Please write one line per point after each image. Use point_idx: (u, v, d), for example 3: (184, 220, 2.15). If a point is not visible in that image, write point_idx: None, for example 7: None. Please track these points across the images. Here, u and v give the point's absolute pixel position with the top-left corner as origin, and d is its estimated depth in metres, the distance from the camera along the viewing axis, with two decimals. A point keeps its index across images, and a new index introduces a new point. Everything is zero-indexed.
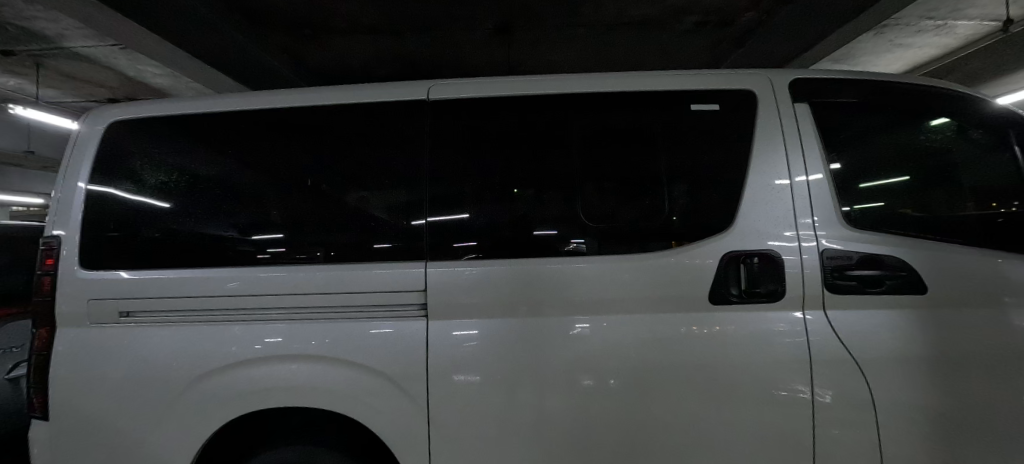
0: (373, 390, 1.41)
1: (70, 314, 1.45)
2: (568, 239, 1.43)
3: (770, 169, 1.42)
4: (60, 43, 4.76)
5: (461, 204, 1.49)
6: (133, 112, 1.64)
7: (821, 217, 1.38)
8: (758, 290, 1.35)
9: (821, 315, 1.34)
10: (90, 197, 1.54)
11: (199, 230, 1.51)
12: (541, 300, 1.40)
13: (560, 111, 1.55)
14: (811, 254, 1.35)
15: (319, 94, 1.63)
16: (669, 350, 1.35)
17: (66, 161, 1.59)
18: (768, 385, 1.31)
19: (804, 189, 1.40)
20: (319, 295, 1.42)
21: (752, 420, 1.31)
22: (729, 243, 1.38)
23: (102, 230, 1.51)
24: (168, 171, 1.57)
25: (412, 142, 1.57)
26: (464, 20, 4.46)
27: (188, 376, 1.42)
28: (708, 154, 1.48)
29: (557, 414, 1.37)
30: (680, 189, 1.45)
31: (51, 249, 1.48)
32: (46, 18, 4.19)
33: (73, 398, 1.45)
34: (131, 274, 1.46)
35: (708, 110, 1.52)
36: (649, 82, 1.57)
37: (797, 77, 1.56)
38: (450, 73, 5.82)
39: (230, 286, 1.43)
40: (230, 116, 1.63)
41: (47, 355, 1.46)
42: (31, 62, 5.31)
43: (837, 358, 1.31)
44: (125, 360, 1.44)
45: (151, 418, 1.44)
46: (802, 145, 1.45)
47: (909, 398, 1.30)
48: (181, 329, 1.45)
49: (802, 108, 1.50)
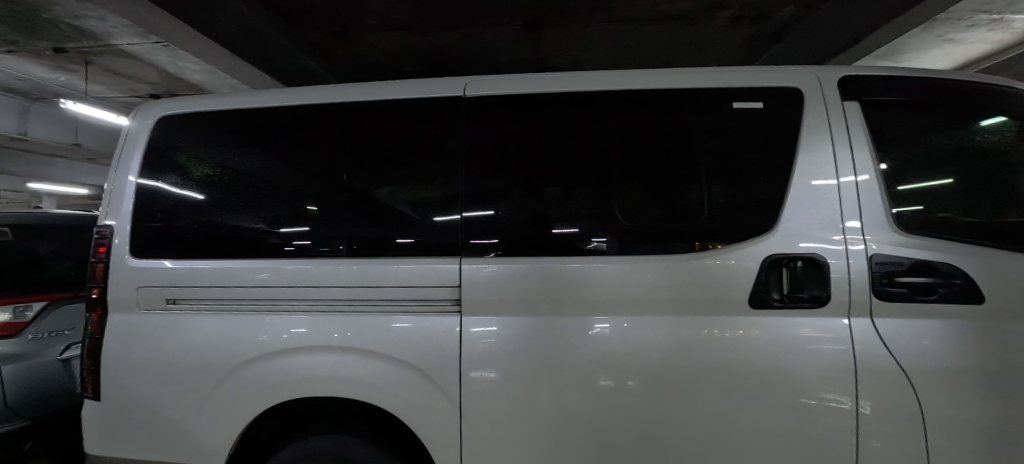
0: (402, 382, 1.43)
1: (120, 300, 1.53)
2: (589, 238, 1.42)
3: (814, 168, 1.37)
4: (108, 40, 4.98)
5: (486, 201, 1.49)
6: (179, 107, 1.70)
7: (870, 219, 1.31)
8: (801, 295, 1.30)
9: (854, 323, 1.29)
10: (139, 189, 1.61)
11: (236, 223, 1.55)
12: (562, 298, 1.39)
13: (593, 109, 1.53)
14: (857, 259, 1.29)
15: (356, 90, 1.66)
16: (689, 353, 1.33)
17: (117, 155, 1.67)
18: (797, 393, 1.28)
19: (852, 190, 1.34)
20: (345, 288, 1.45)
21: (784, 429, 1.28)
22: (770, 246, 1.33)
23: (149, 219, 1.58)
24: (209, 165, 1.63)
25: (446, 138, 1.57)
26: (494, 16, 4.46)
27: (221, 363, 1.48)
28: (748, 153, 1.43)
29: (579, 412, 1.36)
30: (716, 188, 1.42)
31: (105, 238, 1.57)
32: (95, 16, 4.40)
33: (119, 381, 1.52)
34: (174, 263, 1.52)
35: (751, 108, 1.47)
36: (688, 79, 1.53)
37: (847, 74, 1.49)
38: (478, 69, 5.85)
39: (261, 277, 1.48)
40: (267, 111, 1.66)
41: (99, 337, 1.54)
42: (82, 59, 5.60)
43: (870, 367, 1.26)
44: (168, 345, 1.50)
45: (189, 404, 1.50)
46: (850, 144, 1.39)
47: (951, 412, 1.23)
48: (217, 318, 1.50)
49: (851, 106, 1.43)
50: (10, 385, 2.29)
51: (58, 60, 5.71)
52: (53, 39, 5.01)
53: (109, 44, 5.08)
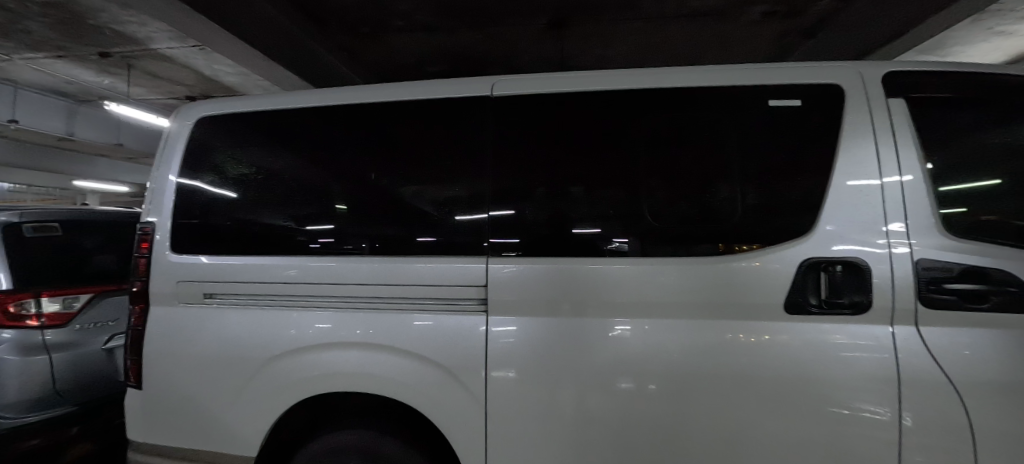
0: (427, 379, 1.44)
1: (160, 293, 1.60)
2: (611, 238, 1.40)
3: (854, 168, 1.31)
4: (150, 45, 5.21)
5: (510, 201, 1.49)
6: (217, 108, 1.76)
7: (915, 222, 1.25)
8: (841, 301, 1.25)
9: (890, 331, 1.23)
10: (179, 188, 1.68)
11: (267, 221, 1.60)
12: (583, 299, 1.37)
13: (622, 108, 1.51)
14: (901, 263, 1.23)
15: (386, 90, 1.68)
16: (713, 358, 1.29)
17: (159, 155, 1.74)
18: (828, 402, 1.23)
19: (896, 191, 1.27)
20: (370, 285, 1.48)
21: (815, 440, 1.23)
22: (806, 249, 1.28)
23: (186, 216, 1.64)
24: (243, 164, 1.68)
25: (472, 138, 1.58)
26: (519, 15, 4.45)
27: (252, 356, 1.53)
28: (782, 153, 1.39)
29: (599, 415, 1.34)
30: (747, 189, 1.37)
31: (147, 234, 1.64)
32: (138, 22, 4.61)
33: (158, 372, 1.59)
34: (209, 259, 1.58)
35: (788, 105, 1.42)
36: (721, 77, 1.49)
37: (892, 70, 1.42)
38: (501, 68, 5.85)
39: (289, 273, 1.52)
40: (299, 111, 1.70)
41: (141, 329, 1.62)
42: (125, 63, 5.88)
43: (907, 376, 1.20)
44: (203, 337, 1.56)
45: (220, 395, 1.55)
46: (896, 142, 1.32)
47: (1002, 427, 1.16)
48: (248, 312, 1.55)
49: (896, 103, 1.36)
50: (59, 374, 2.35)
51: (104, 64, 6.02)
52: (100, 44, 5.28)
53: (151, 49, 5.32)
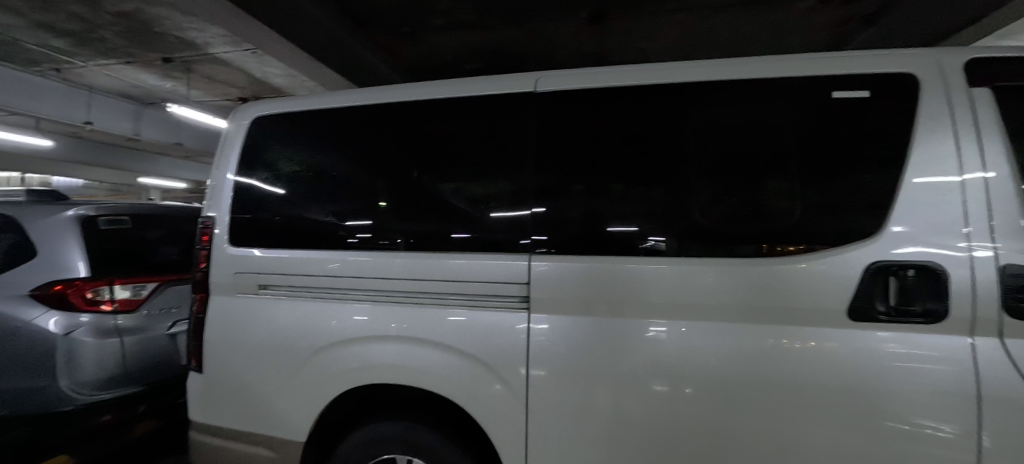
0: (465, 374, 1.46)
1: (219, 283, 1.70)
2: (647, 236, 1.36)
3: (928, 164, 1.20)
4: (207, 50, 5.55)
5: (550, 198, 1.48)
6: (271, 108, 1.84)
7: (1002, 223, 1.12)
8: (911, 308, 1.15)
9: (966, 342, 1.11)
10: (235, 184, 1.77)
11: (314, 216, 1.66)
12: (618, 298, 1.35)
13: (670, 102, 1.46)
14: (986, 268, 1.10)
15: (430, 88, 1.70)
16: (755, 363, 1.23)
17: (218, 153, 1.85)
18: (884, 416, 1.14)
19: (978, 189, 1.16)
20: (410, 280, 1.51)
21: (872, 455, 1.15)
22: (871, 251, 1.19)
23: (241, 211, 1.73)
24: (294, 161, 1.75)
25: (514, 134, 1.58)
26: (556, 10, 4.40)
27: (298, 345, 1.60)
28: (844, 148, 1.30)
29: (635, 417, 1.31)
30: (804, 186, 1.29)
31: (207, 227, 1.75)
32: (197, 28, 4.92)
33: (215, 357, 1.69)
34: (263, 252, 1.66)
35: (854, 97, 1.33)
36: (780, 68, 1.41)
37: (975, 57, 1.29)
38: (538, 65, 5.82)
39: (332, 266, 1.58)
40: (347, 111, 1.75)
41: (202, 316, 1.73)
42: (186, 67, 6.29)
43: (984, 393, 1.09)
44: (256, 326, 1.65)
45: (269, 381, 1.63)
46: (978, 136, 1.20)
47: None
48: (297, 303, 1.62)
49: (979, 93, 1.24)
50: (130, 358, 2.54)
51: (167, 69, 6.47)
52: (164, 50, 5.67)
53: (208, 53, 5.66)
